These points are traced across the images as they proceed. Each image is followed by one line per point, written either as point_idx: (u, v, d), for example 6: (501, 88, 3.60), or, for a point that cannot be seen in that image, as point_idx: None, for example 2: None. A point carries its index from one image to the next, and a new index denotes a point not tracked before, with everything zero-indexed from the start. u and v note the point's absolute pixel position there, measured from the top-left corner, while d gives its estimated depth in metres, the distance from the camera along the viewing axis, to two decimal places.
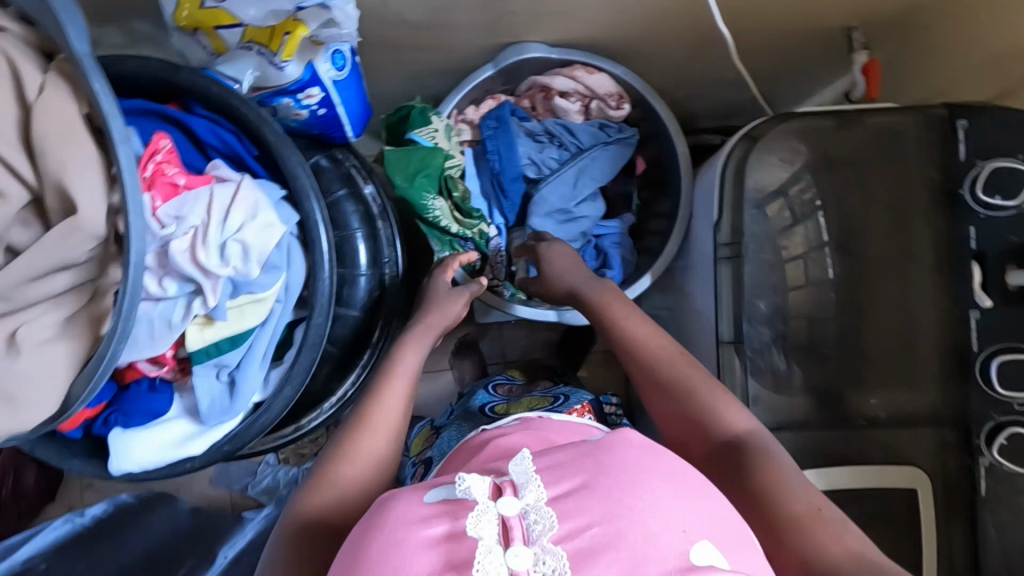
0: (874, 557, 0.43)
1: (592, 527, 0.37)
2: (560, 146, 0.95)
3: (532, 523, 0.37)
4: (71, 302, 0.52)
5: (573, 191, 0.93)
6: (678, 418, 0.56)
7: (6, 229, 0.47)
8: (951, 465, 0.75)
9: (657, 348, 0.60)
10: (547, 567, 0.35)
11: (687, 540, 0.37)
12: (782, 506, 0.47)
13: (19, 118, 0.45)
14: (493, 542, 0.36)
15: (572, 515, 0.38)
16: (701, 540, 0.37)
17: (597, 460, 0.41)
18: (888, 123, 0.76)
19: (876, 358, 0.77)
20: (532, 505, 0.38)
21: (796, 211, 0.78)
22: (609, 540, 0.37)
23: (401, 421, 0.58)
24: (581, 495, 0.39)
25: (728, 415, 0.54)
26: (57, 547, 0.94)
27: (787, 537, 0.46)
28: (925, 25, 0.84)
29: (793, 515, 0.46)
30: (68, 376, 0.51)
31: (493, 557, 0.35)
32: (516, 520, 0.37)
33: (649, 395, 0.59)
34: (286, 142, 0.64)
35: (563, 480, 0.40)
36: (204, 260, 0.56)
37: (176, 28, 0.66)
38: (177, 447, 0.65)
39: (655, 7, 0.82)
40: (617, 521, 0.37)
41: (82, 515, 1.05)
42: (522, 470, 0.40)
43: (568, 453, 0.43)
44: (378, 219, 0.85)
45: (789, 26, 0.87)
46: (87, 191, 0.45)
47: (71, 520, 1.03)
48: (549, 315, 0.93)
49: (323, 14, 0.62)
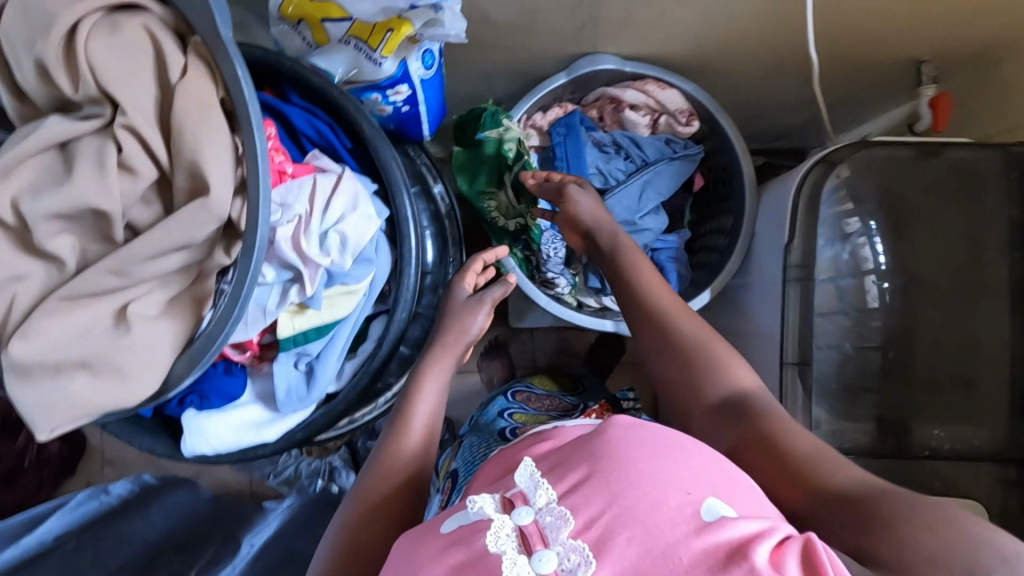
0: (882, 481, 0.43)
1: (603, 510, 0.37)
2: (627, 158, 0.96)
3: (550, 524, 0.37)
4: (178, 282, 0.53)
5: (638, 204, 0.94)
6: (680, 374, 0.57)
7: (130, 206, 0.48)
8: (1013, 502, 0.75)
9: (667, 303, 0.63)
10: (572, 564, 0.35)
11: (692, 499, 0.38)
12: (793, 447, 0.48)
13: (157, 97, 0.47)
14: (516, 553, 0.36)
15: (582, 508, 0.38)
16: (707, 497, 0.38)
17: (592, 451, 0.42)
18: (970, 158, 0.75)
19: (943, 391, 0.78)
20: (543, 507, 0.38)
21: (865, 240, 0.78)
22: (619, 522, 0.36)
23: (416, 463, 0.53)
24: (587, 485, 0.39)
25: (727, 371, 0.56)
26: (85, 524, 0.92)
27: (801, 472, 0.46)
28: (998, 64, 0.85)
29: (805, 455, 0.47)
30: (171, 354, 0.52)
31: (520, 568, 0.35)
32: (533, 527, 0.37)
33: (652, 355, 0.61)
34: (381, 137, 0.64)
35: (569, 476, 0.41)
36: (306, 248, 0.56)
37: (280, 18, 0.67)
38: (250, 432, 0.66)
39: (737, 28, 0.83)
40: (619, 494, 0.38)
41: (107, 493, 1.03)
42: (525, 476, 0.41)
43: (567, 453, 0.43)
44: (445, 218, 0.85)
45: (863, 54, 0.88)
46: (219, 173, 0.46)
47: (96, 497, 1.01)
48: (607, 325, 0.95)
49: (429, 14, 0.63)
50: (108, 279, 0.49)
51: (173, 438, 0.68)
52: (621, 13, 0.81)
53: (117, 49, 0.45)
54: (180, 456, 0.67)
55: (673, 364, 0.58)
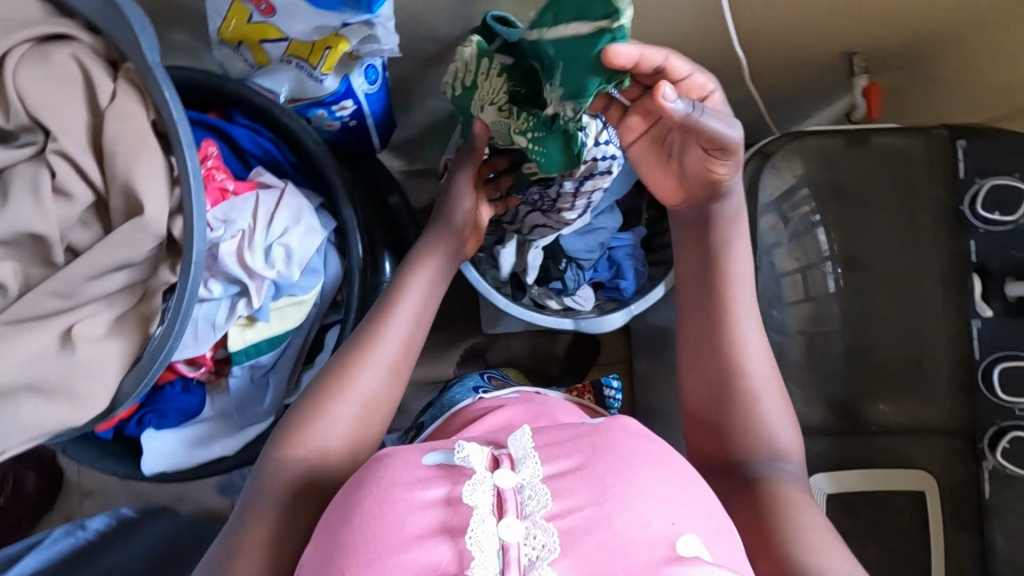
0: None
1: (583, 508, 0.41)
2: None
3: (526, 499, 0.41)
4: (124, 301, 0.54)
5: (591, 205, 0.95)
6: (711, 418, 0.56)
7: (68, 228, 0.50)
8: (960, 474, 0.76)
9: (748, 341, 0.56)
10: (536, 541, 0.39)
11: (674, 533, 0.40)
12: (796, 529, 0.48)
13: (90, 123, 0.49)
14: (486, 511, 0.40)
15: (565, 494, 0.42)
16: (688, 533, 0.41)
17: (593, 444, 0.45)
18: (897, 143, 0.79)
19: (891, 370, 0.79)
20: (527, 480, 0.42)
21: (800, 230, 0.81)
22: (596, 523, 0.40)
23: (400, 350, 0.55)
24: (575, 477, 0.43)
25: (768, 438, 0.54)
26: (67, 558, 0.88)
27: (788, 548, 0.47)
28: (925, 54, 0.89)
29: (808, 539, 0.48)
30: (118, 373, 0.53)
31: (486, 527, 0.39)
32: (511, 494, 0.41)
33: (688, 387, 0.58)
34: (324, 152, 0.66)
35: (560, 458, 0.44)
36: (250, 262, 0.59)
37: (220, 42, 0.68)
38: (209, 446, 0.67)
39: (674, 32, 0.86)
40: (606, 505, 0.41)
41: (84, 530, 0.95)
42: (520, 447, 0.44)
43: (569, 434, 0.47)
44: (402, 229, 0.89)
45: (798, 52, 0.91)
46: (151, 192, 0.48)
47: (73, 535, 0.93)
48: (566, 323, 0.96)
49: (364, 30, 0.64)
50: (52, 301, 0.51)
51: (134, 460, 0.68)
52: None
53: (48, 79, 0.48)
54: (141, 477, 0.67)
55: (717, 389, 0.56)
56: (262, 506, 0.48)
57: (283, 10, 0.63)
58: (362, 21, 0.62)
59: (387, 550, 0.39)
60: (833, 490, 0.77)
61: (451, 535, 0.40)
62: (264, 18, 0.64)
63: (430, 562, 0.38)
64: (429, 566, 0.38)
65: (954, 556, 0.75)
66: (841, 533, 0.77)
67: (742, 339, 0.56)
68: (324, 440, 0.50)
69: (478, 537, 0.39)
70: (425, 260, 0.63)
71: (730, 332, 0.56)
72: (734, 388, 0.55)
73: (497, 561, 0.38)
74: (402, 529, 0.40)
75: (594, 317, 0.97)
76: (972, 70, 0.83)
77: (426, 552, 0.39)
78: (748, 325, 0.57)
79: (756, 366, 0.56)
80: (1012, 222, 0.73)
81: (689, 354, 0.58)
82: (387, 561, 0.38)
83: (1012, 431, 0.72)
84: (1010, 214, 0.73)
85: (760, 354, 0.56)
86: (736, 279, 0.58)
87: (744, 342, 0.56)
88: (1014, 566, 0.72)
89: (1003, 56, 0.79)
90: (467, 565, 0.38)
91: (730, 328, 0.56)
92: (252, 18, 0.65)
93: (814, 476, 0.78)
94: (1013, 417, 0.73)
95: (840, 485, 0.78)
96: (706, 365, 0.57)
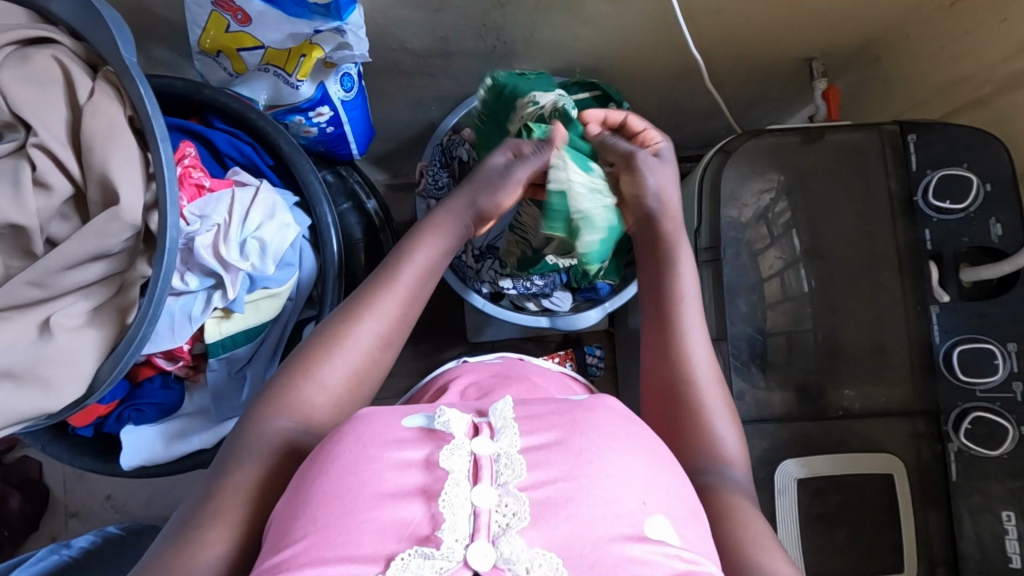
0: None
1: (557, 481, 0.42)
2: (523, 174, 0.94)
3: (501, 468, 0.43)
4: (101, 292, 0.57)
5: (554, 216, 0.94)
6: (668, 417, 0.59)
7: (47, 221, 0.53)
8: (925, 455, 0.78)
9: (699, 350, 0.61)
10: (507, 508, 0.41)
11: (644, 512, 0.42)
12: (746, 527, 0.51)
13: (68, 119, 0.53)
14: (461, 476, 0.42)
15: (540, 466, 0.43)
16: (657, 514, 0.42)
17: (572, 418, 0.47)
18: (851, 140, 0.84)
19: (852, 358, 0.82)
20: (504, 450, 0.44)
21: (773, 231, 0.84)
22: (568, 495, 0.42)
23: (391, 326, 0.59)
24: (553, 450, 0.44)
25: (720, 444, 0.57)
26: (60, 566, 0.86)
27: (744, 549, 0.49)
28: (879, 57, 0.93)
29: (756, 537, 0.51)
30: (96, 361, 0.55)
31: (459, 490, 0.41)
32: (487, 461, 0.43)
33: (648, 389, 0.62)
34: (300, 153, 0.69)
35: (540, 430, 0.46)
36: (225, 254, 0.63)
37: (199, 53, 0.72)
38: (188, 439, 0.70)
39: (638, 40, 0.90)
40: (580, 480, 0.42)
41: (69, 547, 0.92)
42: (499, 417, 0.47)
43: (548, 408, 0.48)
44: (380, 232, 0.92)
45: (759, 61, 0.95)
46: (129, 183, 0.51)
47: (57, 551, 0.90)
48: (542, 321, 0.99)
49: (337, 38, 0.68)
50: (29, 291, 0.53)
51: (110, 457, 0.70)
52: (526, 32, 0.87)
53: (29, 80, 0.52)
54: (119, 472, 0.69)
55: (669, 388, 0.60)
56: (245, 455, 0.52)
57: (258, 19, 0.67)
58: (332, 28, 0.66)
59: (361, 506, 0.41)
60: (803, 475, 0.80)
61: (426, 496, 0.42)
62: (241, 28, 0.69)
63: (402, 518, 0.40)
64: (400, 522, 0.40)
65: (923, 537, 0.77)
66: (812, 517, 0.79)
67: (689, 353, 0.61)
68: (309, 405, 0.55)
69: (451, 500, 0.41)
70: (429, 241, 0.64)
71: (679, 339, 0.61)
72: (687, 391, 0.59)
73: (468, 524, 0.40)
74: (376, 486, 0.42)
75: (571, 314, 1.00)
76: (920, 70, 0.87)
77: (398, 510, 0.41)
78: (696, 338, 0.62)
79: (704, 372, 0.60)
80: (963, 211, 0.76)
81: (652, 356, 0.62)
82: (360, 517, 0.40)
83: (974, 412, 0.73)
84: (961, 203, 0.76)
85: (707, 361, 0.61)
86: (683, 294, 0.63)
87: (693, 351, 0.61)
88: (982, 547, 0.74)
89: (947, 56, 0.83)
90: (439, 526, 0.40)
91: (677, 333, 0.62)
92: (229, 27, 0.68)
93: (784, 463, 0.80)
94: (976, 398, 0.74)
95: (812, 471, 0.80)
96: (665, 363, 0.61)
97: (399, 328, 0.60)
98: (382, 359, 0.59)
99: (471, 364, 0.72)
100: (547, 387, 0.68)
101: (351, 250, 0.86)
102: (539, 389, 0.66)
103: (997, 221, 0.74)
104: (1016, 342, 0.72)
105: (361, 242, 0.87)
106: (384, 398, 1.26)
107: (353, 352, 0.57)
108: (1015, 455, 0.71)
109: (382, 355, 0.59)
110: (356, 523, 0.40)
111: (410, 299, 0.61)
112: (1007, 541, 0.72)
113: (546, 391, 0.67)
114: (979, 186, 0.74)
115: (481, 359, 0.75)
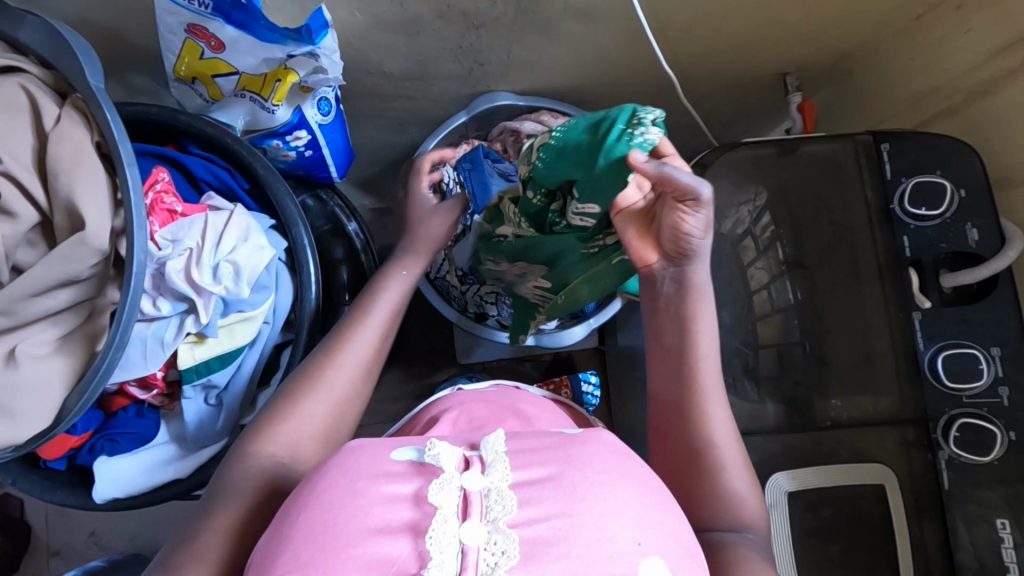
0: None
1: (549, 518, 0.41)
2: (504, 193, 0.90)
3: (491, 503, 0.41)
4: (69, 320, 0.57)
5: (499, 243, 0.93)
6: (677, 462, 0.61)
7: (15, 248, 0.54)
8: (917, 466, 0.75)
9: (711, 408, 0.61)
10: (497, 546, 0.39)
11: (639, 553, 0.40)
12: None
13: (33, 144, 0.54)
14: (451, 512, 0.41)
15: (535, 504, 0.42)
16: (653, 554, 0.41)
17: (567, 453, 0.46)
18: (823, 150, 0.84)
19: (837, 368, 0.82)
20: (494, 486, 0.42)
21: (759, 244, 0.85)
22: (560, 535, 0.40)
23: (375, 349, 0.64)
24: (547, 487, 0.43)
25: (733, 495, 0.59)
26: None
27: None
28: (849, 71, 0.95)
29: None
30: (62, 391, 0.55)
31: (448, 527, 0.40)
32: (477, 496, 0.42)
33: (656, 432, 0.63)
34: (276, 177, 0.69)
35: (533, 468, 0.44)
36: (198, 278, 0.64)
37: (175, 79, 0.73)
38: (163, 468, 0.70)
39: (613, 60, 0.91)
40: (572, 518, 0.41)
41: None
42: (491, 451, 0.45)
43: (542, 442, 0.47)
44: (362, 253, 0.92)
45: (733, 77, 0.97)
46: (96, 210, 0.53)
47: None
48: (528, 338, 1.00)
49: (310, 62, 0.69)
50: None
51: (85, 490, 0.70)
52: (503, 55, 0.88)
53: None
54: (92, 506, 0.68)
55: (680, 441, 0.61)
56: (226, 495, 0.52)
57: (231, 45, 0.69)
58: (305, 51, 0.67)
59: (344, 544, 0.39)
60: (793, 487, 0.79)
61: (414, 532, 0.40)
62: (215, 55, 0.70)
63: (387, 555, 0.39)
64: (385, 560, 0.39)
65: (920, 550, 0.75)
66: (806, 531, 0.78)
67: (707, 402, 0.61)
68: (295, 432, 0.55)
69: (439, 538, 0.39)
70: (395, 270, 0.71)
71: (696, 395, 0.61)
72: (701, 449, 0.60)
73: (456, 563, 0.39)
74: (362, 522, 0.40)
75: (556, 331, 1.00)
76: (891, 83, 0.89)
77: (384, 546, 0.39)
78: (711, 376, 0.63)
79: (717, 414, 0.61)
80: (939, 216, 0.76)
81: (664, 381, 0.63)
82: (342, 555, 0.39)
83: (962, 418, 0.73)
84: (937, 209, 0.76)
85: (719, 398, 0.62)
86: (705, 346, 0.63)
87: (700, 278, 0.63)
88: (979, 557, 0.70)
89: (912, 72, 0.85)
90: (427, 564, 0.39)
91: (691, 271, 0.63)
92: (204, 54, 0.70)
93: (774, 475, 0.79)
94: (963, 404, 0.73)
95: (802, 483, 0.79)
96: (679, 396, 0.62)
97: (371, 361, 0.63)
98: (360, 391, 0.62)
99: (465, 393, 0.69)
100: (541, 418, 0.66)
101: (331, 274, 0.87)
102: (533, 424, 0.64)
103: (973, 227, 0.74)
104: (999, 346, 0.72)
105: (341, 265, 0.88)
106: (373, 424, 1.23)
107: (337, 384, 0.60)
108: (1007, 462, 0.70)
109: (356, 391, 0.61)
110: (337, 561, 0.38)
111: (383, 333, 0.65)
112: (1002, 551, 0.69)
113: (540, 424, 0.65)
114: (953, 193, 0.75)
115: (474, 387, 0.72)
